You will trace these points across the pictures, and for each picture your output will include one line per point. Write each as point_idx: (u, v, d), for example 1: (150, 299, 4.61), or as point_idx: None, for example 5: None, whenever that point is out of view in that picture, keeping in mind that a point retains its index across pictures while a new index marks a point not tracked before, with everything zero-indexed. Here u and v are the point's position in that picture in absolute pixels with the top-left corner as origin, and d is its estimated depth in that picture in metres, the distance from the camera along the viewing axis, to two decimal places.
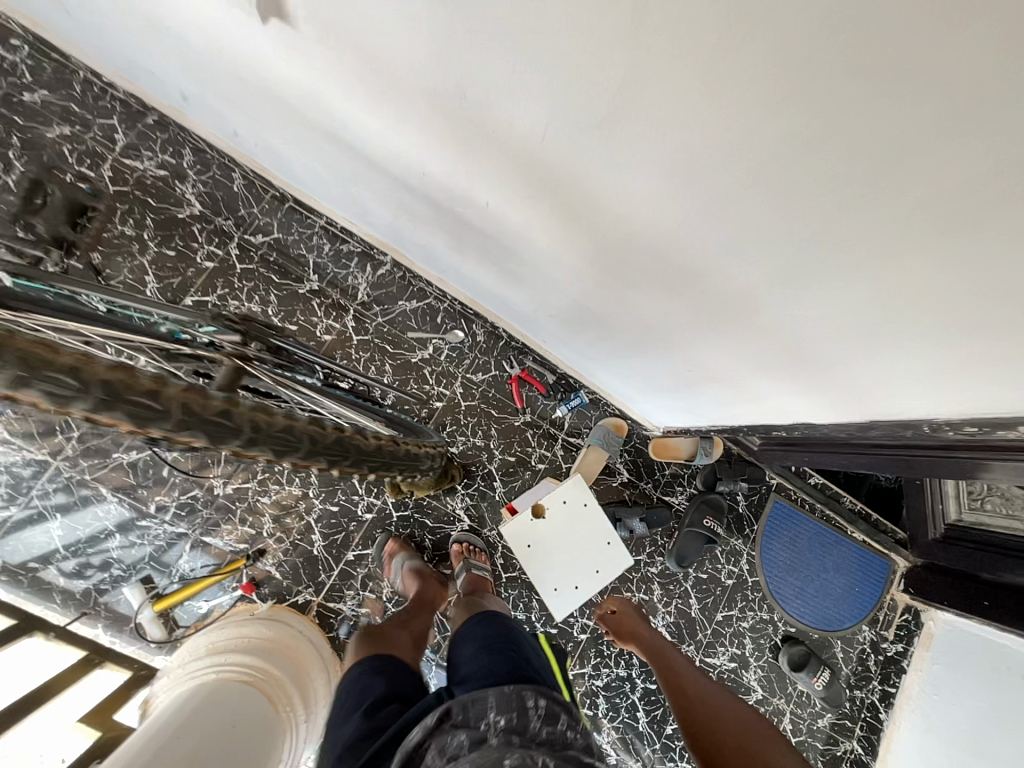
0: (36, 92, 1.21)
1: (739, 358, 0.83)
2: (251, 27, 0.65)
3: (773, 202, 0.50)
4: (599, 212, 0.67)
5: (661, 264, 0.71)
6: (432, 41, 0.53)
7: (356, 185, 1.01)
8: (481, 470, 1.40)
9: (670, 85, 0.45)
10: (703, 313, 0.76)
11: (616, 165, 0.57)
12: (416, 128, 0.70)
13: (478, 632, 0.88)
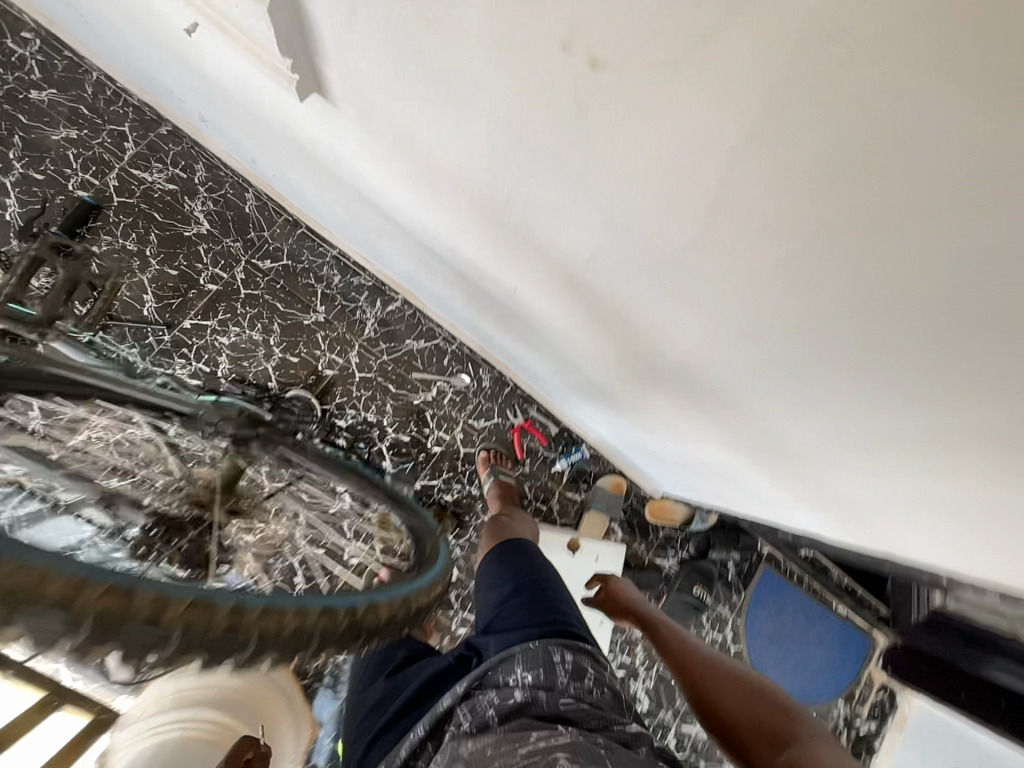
0: (45, 91, 1.15)
1: (755, 469, 0.81)
2: (285, 96, 0.61)
3: (835, 377, 0.46)
4: (634, 329, 0.63)
5: (690, 386, 0.67)
6: (481, 156, 0.50)
7: (376, 235, 0.98)
8: (474, 522, 1.35)
9: (743, 259, 0.40)
10: (723, 430, 0.74)
11: (663, 301, 0.53)
12: (450, 213, 0.66)
13: (508, 588, 0.89)
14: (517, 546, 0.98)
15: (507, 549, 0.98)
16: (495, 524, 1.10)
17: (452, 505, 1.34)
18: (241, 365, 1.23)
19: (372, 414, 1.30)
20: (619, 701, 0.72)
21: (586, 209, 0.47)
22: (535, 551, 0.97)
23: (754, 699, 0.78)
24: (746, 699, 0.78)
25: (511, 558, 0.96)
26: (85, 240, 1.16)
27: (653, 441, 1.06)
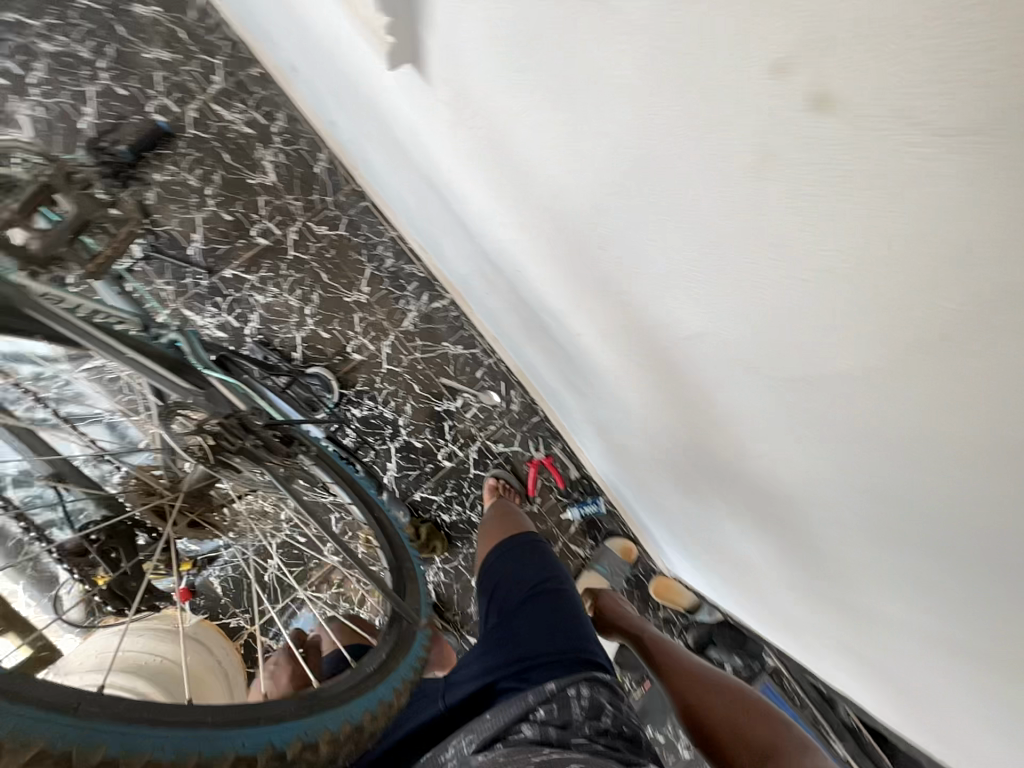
0: (148, 7, 1.12)
1: (801, 582, 0.72)
2: (375, 62, 0.52)
3: (971, 515, 0.40)
4: (710, 418, 0.53)
5: (759, 486, 0.58)
6: (595, 185, 0.41)
7: (441, 232, 0.89)
8: (464, 549, 1.25)
9: (916, 376, 0.33)
10: (781, 538, 0.65)
11: (768, 395, 0.45)
12: (528, 234, 0.57)
13: (510, 602, 0.81)
14: (521, 548, 0.88)
15: (510, 553, 0.88)
16: (505, 519, 0.99)
17: (446, 526, 1.25)
18: (270, 328, 1.17)
19: (389, 411, 1.23)
20: (634, 734, 0.70)
21: (716, 270, 0.38)
22: (540, 555, 0.87)
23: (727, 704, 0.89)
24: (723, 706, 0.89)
25: (515, 562, 0.87)
26: (150, 166, 1.12)
27: (684, 526, 0.94)
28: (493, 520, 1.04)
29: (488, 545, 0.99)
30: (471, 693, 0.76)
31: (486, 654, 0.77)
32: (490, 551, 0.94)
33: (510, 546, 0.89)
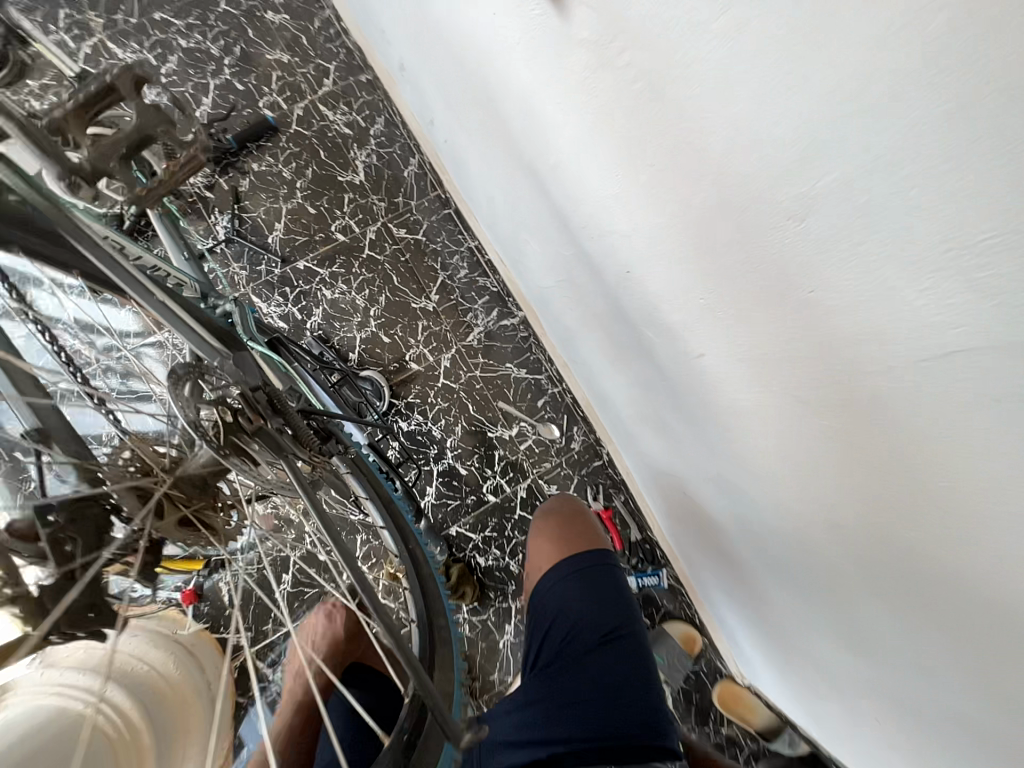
0: (280, 16, 1.18)
1: (976, 757, 0.48)
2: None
3: None
4: (894, 486, 0.37)
5: (943, 601, 0.39)
6: (785, 126, 0.29)
7: (530, 234, 0.80)
8: (496, 602, 1.08)
9: None
10: (959, 682, 0.44)
11: (1004, 469, 0.28)
12: (655, 215, 0.45)
13: (565, 655, 0.59)
14: (587, 577, 0.63)
15: (572, 582, 0.63)
16: (570, 518, 0.72)
17: (479, 571, 1.08)
18: (331, 324, 1.12)
19: (437, 430, 1.11)
20: None
21: (970, 251, 0.24)
22: (611, 587, 0.63)
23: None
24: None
25: (576, 594, 0.62)
26: (250, 155, 1.14)
27: (786, 627, 0.73)
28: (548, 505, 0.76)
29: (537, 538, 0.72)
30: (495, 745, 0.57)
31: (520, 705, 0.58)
32: (543, 558, 0.68)
33: (573, 573, 0.64)
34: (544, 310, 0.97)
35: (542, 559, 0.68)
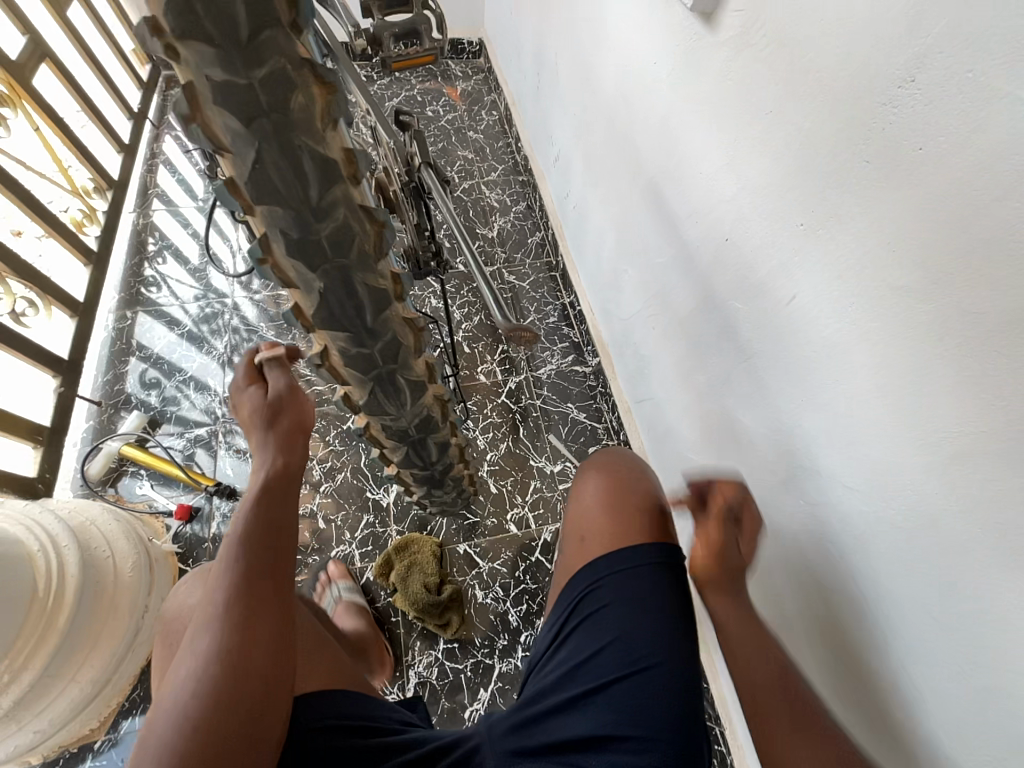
0: (477, 134, 1.64)
1: None
2: (671, 36, 0.64)
3: None
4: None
5: None
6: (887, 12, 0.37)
7: (631, 259, 0.90)
8: (479, 653, 0.89)
9: None
10: None
11: None
12: (760, 161, 0.52)
13: (605, 635, 0.59)
14: (635, 584, 0.61)
15: (626, 562, 0.62)
16: (629, 486, 0.70)
17: (473, 606, 0.93)
18: None
19: (482, 441, 1.10)
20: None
21: None
22: (657, 588, 0.61)
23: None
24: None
25: (626, 591, 0.61)
26: None
27: (878, 739, 0.53)
28: (614, 474, 0.72)
29: (601, 499, 0.69)
30: (525, 716, 0.59)
31: (559, 674, 0.60)
32: (597, 530, 0.67)
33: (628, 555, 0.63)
34: (623, 347, 1.02)
35: (596, 532, 0.67)
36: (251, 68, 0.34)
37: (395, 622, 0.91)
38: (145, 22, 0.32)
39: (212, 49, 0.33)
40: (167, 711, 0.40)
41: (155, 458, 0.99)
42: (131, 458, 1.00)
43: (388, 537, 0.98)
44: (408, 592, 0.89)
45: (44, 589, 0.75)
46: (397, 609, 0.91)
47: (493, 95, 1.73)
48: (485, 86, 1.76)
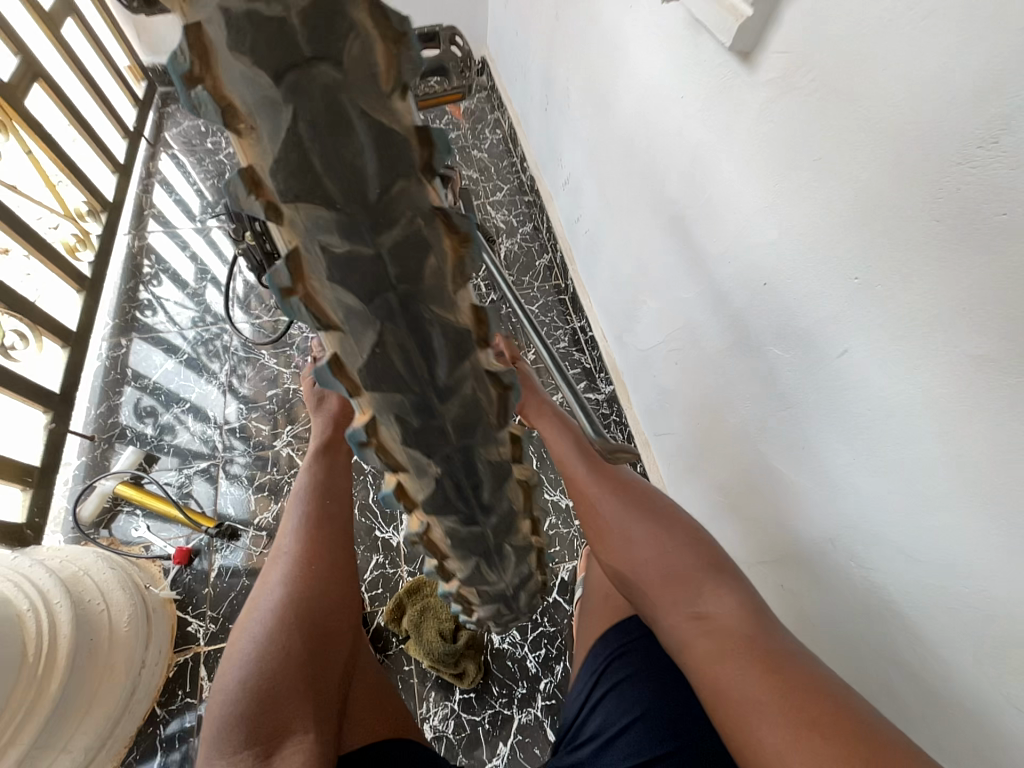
0: (482, 153, 1.62)
1: None
2: (703, 71, 0.62)
3: None
4: None
5: None
6: (965, 68, 0.35)
7: (651, 291, 0.88)
8: (497, 703, 0.85)
9: None
10: None
11: None
12: (811, 206, 0.49)
13: (636, 703, 0.58)
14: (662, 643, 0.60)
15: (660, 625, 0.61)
16: None
17: (490, 652, 0.89)
18: None
19: None
20: None
21: None
22: None
23: (745, 657, 0.47)
24: (752, 678, 0.46)
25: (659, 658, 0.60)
26: None
27: None
28: None
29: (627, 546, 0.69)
30: None
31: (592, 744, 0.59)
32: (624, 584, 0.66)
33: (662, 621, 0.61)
34: (641, 378, 0.99)
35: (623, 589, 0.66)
36: (379, 235, 0.21)
37: (408, 671, 0.87)
38: (239, 177, 0.20)
39: (330, 214, 0.20)
40: (258, 617, 0.52)
41: (149, 497, 0.94)
42: (125, 498, 0.95)
43: (399, 579, 0.94)
44: (423, 641, 0.85)
45: (35, 654, 0.70)
46: (410, 657, 0.87)
47: (497, 114, 1.71)
48: (489, 104, 1.74)
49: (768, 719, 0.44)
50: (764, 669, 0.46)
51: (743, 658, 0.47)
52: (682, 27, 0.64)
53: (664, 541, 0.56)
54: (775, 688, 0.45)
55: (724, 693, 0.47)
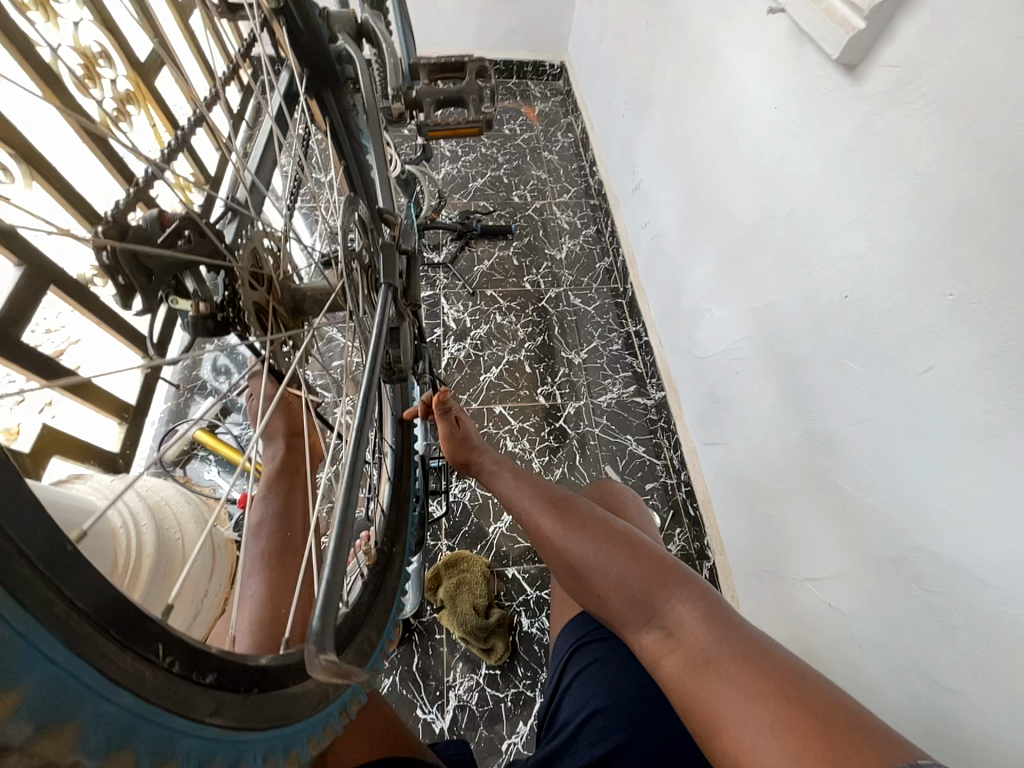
0: (551, 155, 1.66)
1: None
2: (801, 82, 0.63)
3: None
4: None
5: None
6: None
7: (718, 298, 0.88)
8: (520, 683, 0.87)
9: None
10: None
11: None
12: (906, 218, 0.50)
13: (604, 683, 0.56)
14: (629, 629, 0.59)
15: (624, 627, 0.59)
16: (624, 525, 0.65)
17: (518, 634, 0.91)
18: (489, 340, 1.26)
19: (537, 464, 1.09)
20: None
21: None
22: None
23: (725, 669, 0.37)
24: (741, 695, 0.35)
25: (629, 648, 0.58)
26: (491, 215, 1.49)
27: None
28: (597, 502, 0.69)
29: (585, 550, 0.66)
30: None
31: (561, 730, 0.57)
32: None
33: None
34: (696, 386, 0.99)
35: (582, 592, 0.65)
36: None
37: (438, 640, 0.90)
38: None
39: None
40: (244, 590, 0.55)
41: (222, 444, 1.03)
42: (201, 443, 1.04)
43: (439, 551, 0.98)
44: (457, 612, 0.88)
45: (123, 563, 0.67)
46: (442, 626, 0.91)
47: (570, 119, 1.75)
48: (564, 108, 1.79)
49: (767, 745, 0.32)
50: (753, 686, 0.35)
51: (729, 675, 0.36)
52: (784, 39, 0.65)
53: (612, 557, 0.47)
54: (756, 692, 0.35)
55: (704, 710, 0.36)
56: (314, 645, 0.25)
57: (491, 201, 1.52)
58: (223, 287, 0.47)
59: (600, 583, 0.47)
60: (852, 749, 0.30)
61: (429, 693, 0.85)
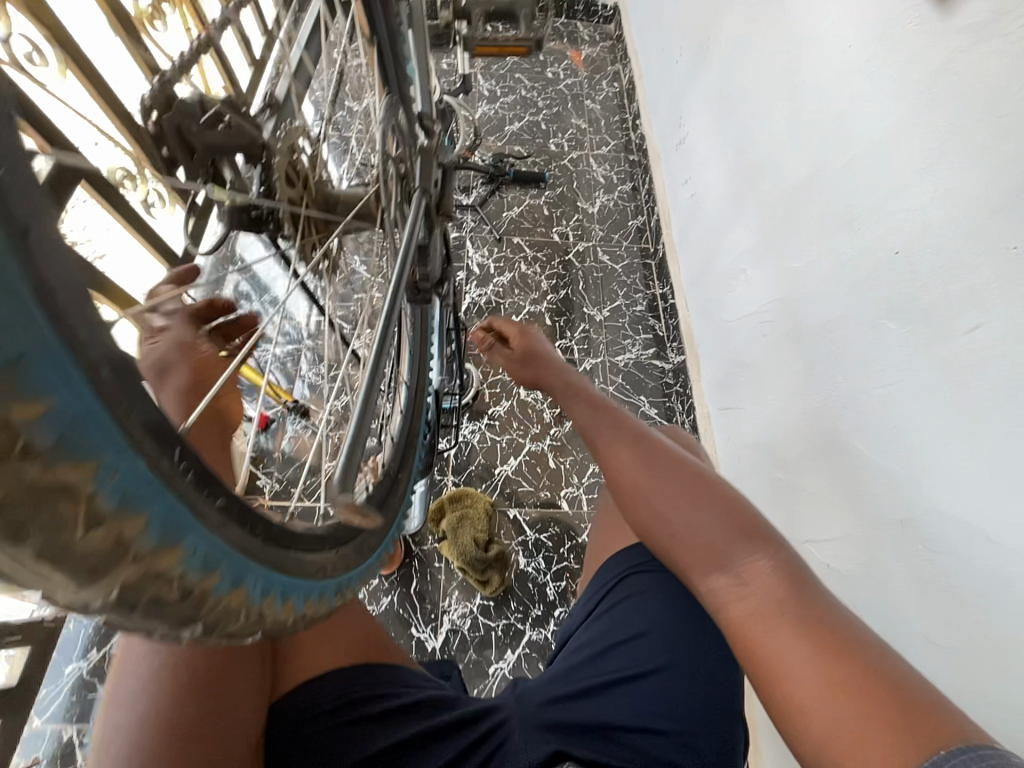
0: (594, 104, 1.58)
1: None
2: (885, 17, 0.58)
3: None
4: None
5: None
6: None
7: (755, 259, 0.85)
8: (512, 616, 0.91)
9: None
10: None
11: None
12: (976, 168, 0.47)
13: (633, 613, 0.56)
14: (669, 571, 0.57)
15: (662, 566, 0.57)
16: None
17: (514, 570, 0.94)
18: (512, 289, 1.24)
19: (548, 414, 1.08)
20: None
21: None
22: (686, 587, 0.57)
23: (798, 629, 0.33)
24: (809, 655, 0.31)
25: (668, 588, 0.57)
26: (525, 161, 1.43)
27: None
28: None
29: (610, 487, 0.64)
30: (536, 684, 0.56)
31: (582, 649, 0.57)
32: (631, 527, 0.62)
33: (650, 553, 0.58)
34: (718, 351, 0.98)
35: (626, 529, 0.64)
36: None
37: (437, 567, 0.93)
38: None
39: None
40: None
41: None
42: None
43: (443, 486, 1.00)
44: (457, 543, 0.91)
45: None
46: (441, 555, 0.94)
47: (617, 67, 1.65)
48: (612, 54, 1.68)
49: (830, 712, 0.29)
50: (831, 653, 0.31)
51: (799, 636, 0.33)
52: None
53: (689, 500, 0.42)
54: (826, 656, 0.31)
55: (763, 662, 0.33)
56: (338, 482, 0.27)
57: (527, 147, 1.46)
58: (259, 181, 0.42)
59: (665, 513, 0.43)
60: (926, 740, 0.27)
61: (425, 613, 0.89)
